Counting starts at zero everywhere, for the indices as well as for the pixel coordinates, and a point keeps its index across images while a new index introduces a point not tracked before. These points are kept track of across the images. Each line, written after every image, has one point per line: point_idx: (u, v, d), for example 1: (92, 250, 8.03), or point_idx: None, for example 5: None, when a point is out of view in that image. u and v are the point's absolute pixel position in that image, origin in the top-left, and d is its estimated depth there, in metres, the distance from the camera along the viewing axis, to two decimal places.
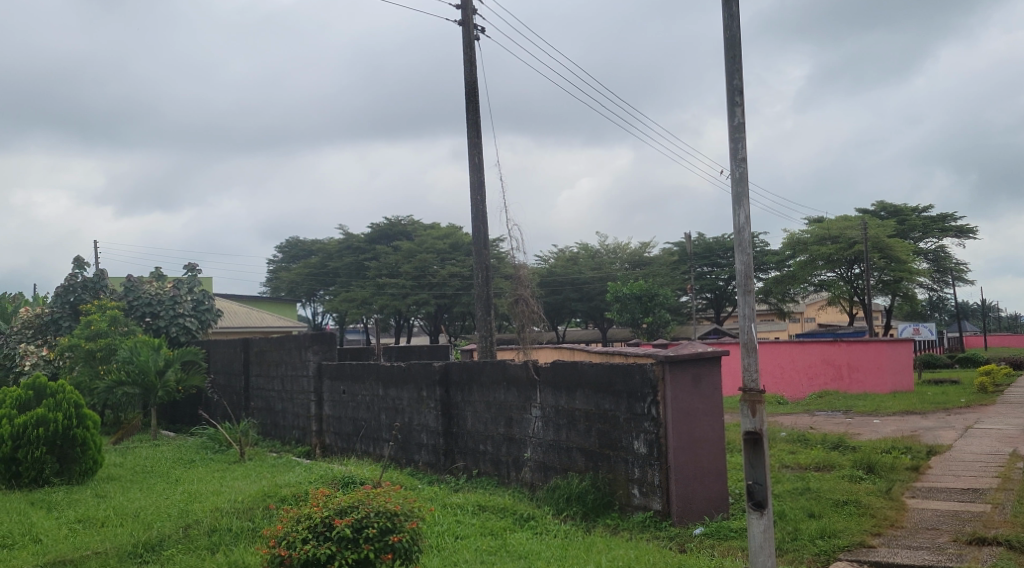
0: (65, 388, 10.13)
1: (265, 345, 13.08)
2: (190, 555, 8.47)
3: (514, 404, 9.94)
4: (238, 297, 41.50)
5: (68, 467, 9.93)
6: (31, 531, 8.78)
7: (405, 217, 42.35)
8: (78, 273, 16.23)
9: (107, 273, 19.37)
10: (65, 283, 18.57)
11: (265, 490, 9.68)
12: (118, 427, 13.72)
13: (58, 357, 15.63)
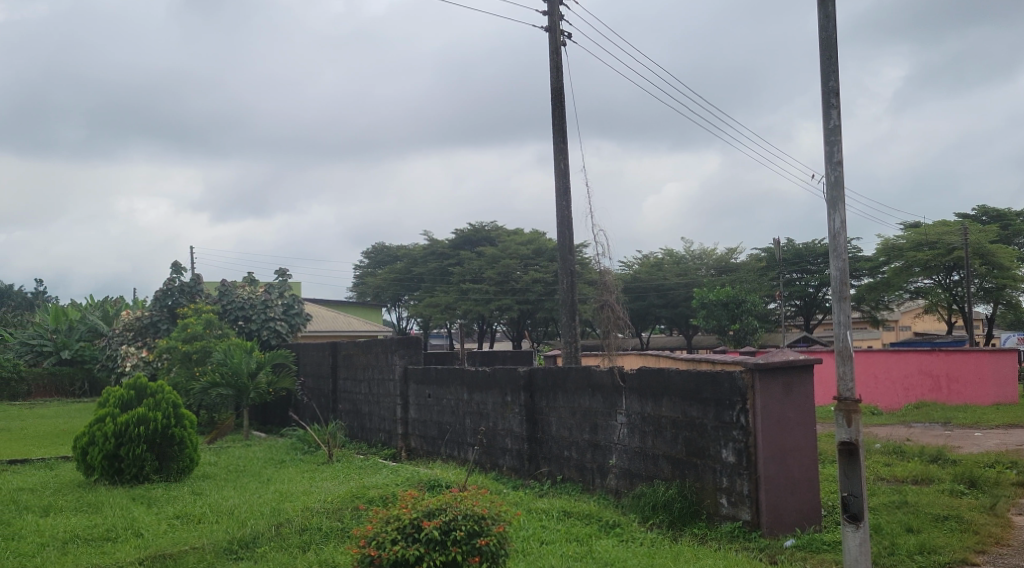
0: (164, 387, 10.51)
1: (353, 349, 13.31)
2: (282, 552, 8.70)
3: (600, 410, 9.88)
4: (326, 301, 42.50)
5: (166, 464, 10.28)
6: (134, 526, 9.13)
7: (489, 223, 42.66)
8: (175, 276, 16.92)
9: (203, 277, 20.00)
10: (164, 287, 19.18)
11: (353, 491, 9.85)
12: (213, 427, 14.14)
13: (157, 358, 16.23)
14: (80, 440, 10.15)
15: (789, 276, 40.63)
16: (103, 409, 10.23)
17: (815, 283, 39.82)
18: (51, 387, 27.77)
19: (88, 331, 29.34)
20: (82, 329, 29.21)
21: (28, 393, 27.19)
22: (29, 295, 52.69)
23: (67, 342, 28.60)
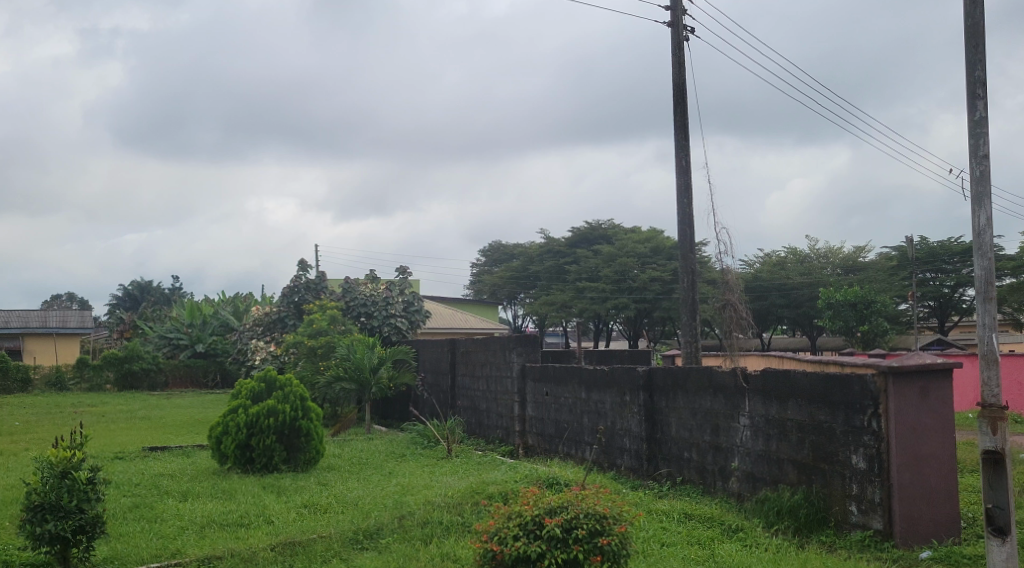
0: (292, 381, 10.90)
1: (472, 346, 13.45)
2: (405, 544, 8.88)
3: (722, 412, 9.67)
4: (447, 300, 42.93)
5: (294, 455, 10.62)
6: (265, 513, 9.49)
7: (606, 221, 42.62)
8: (302, 273, 17.60)
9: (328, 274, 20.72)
10: (291, 283, 19.96)
11: (473, 486, 9.96)
12: (336, 420, 14.57)
13: (284, 352, 16.88)
14: (215, 430, 10.64)
15: (921, 276, 38.88)
16: (236, 401, 10.74)
17: (951, 284, 37.99)
18: (186, 378, 29.11)
19: (220, 326, 30.86)
20: (215, 324, 30.77)
21: (167, 383, 28.58)
22: (168, 290, 55.80)
23: (202, 336, 30.06)
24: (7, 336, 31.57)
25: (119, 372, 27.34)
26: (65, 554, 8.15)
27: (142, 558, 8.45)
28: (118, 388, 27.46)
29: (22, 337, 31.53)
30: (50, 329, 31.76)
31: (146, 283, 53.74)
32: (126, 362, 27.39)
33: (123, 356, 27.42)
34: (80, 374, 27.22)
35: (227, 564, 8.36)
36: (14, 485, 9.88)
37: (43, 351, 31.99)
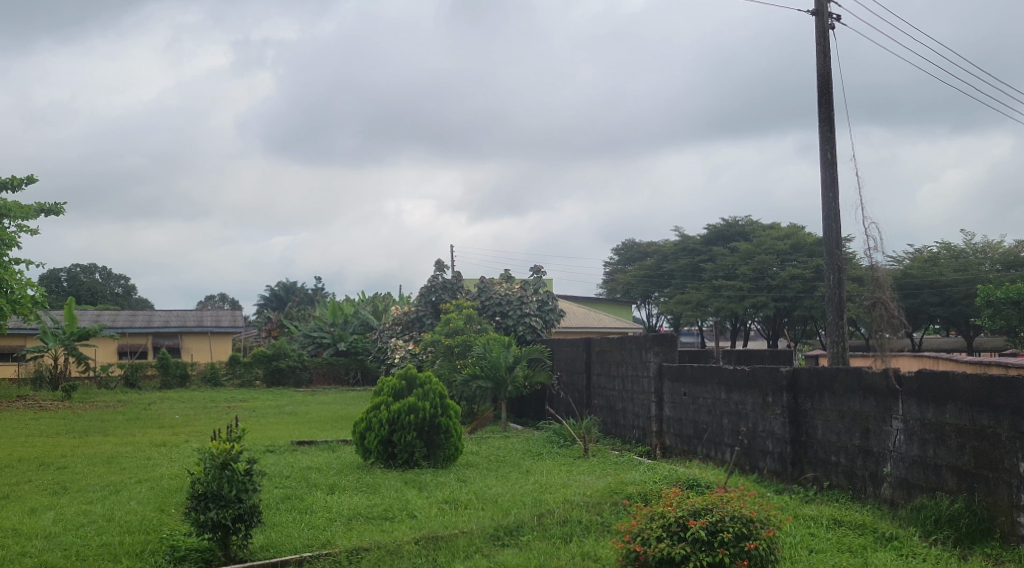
0: (431, 378, 11.14)
1: (607, 345, 13.41)
2: (546, 542, 8.92)
3: (873, 415, 9.21)
4: (580, 299, 42.70)
5: (434, 452, 10.84)
6: (408, 507, 9.72)
7: (743, 218, 41.82)
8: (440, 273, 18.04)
9: (463, 274, 21.17)
10: (429, 283, 20.50)
11: (612, 486, 9.92)
12: (473, 418, 14.79)
13: (421, 351, 17.29)
14: (359, 426, 11.00)
15: None
16: (378, 397, 11.03)
17: None
18: (329, 375, 30.26)
19: (361, 325, 31.92)
20: (356, 323, 31.80)
21: (311, 380, 29.82)
22: (310, 290, 57.83)
23: (343, 335, 31.19)
24: (167, 334, 33.22)
25: (267, 369, 28.82)
26: (225, 540, 8.57)
27: (296, 548, 8.80)
28: (267, 384, 28.93)
29: (180, 335, 33.24)
30: (204, 328, 33.47)
31: (290, 284, 55.54)
32: (274, 360, 28.91)
33: (271, 353, 28.94)
34: (233, 370, 28.52)
35: (375, 556, 8.60)
36: (178, 475, 10.48)
37: (199, 348, 33.64)
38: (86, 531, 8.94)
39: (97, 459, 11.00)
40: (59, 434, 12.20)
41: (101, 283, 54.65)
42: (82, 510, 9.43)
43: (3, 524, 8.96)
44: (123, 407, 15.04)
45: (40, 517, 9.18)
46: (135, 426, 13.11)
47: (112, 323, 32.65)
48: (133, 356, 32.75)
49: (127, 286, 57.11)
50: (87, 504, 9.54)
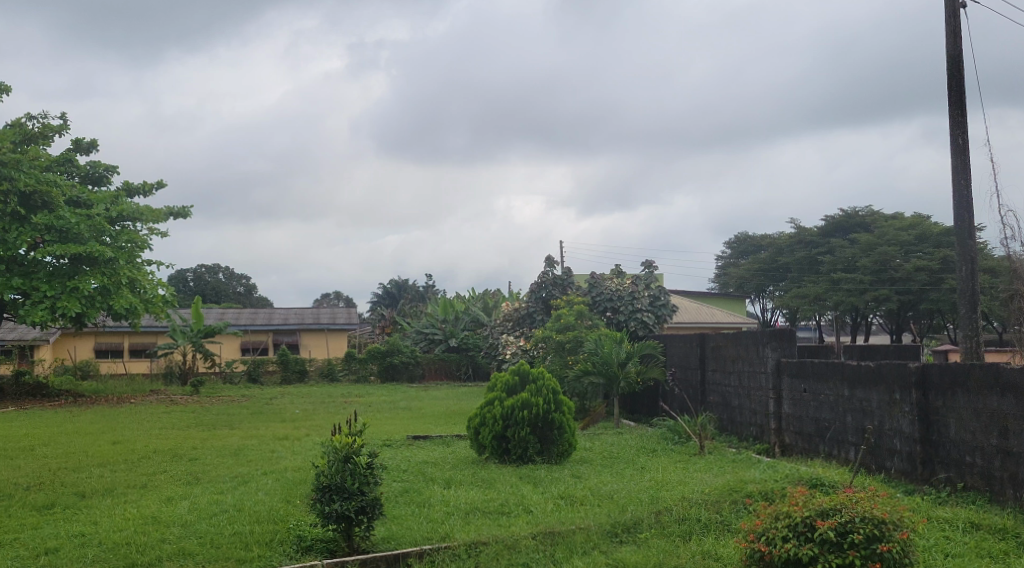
0: (544, 374, 11.17)
1: (722, 341, 13.18)
2: (665, 540, 8.83)
3: (1012, 413, 8.54)
4: (691, 293, 42.07)
5: (548, 448, 10.85)
6: (524, 502, 9.77)
7: (863, 209, 40.82)
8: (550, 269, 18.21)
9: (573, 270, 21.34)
10: (539, 280, 20.77)
11: (731, 484, 9.74)
12: (585, 414, 14.76)
13: (532, 347, 17.42)
14: (474, 421, 11.15)
15: None
16: (491, 394, 11.16)
17: None
18: (442, 371, 30.67)
19: (471, 321, 32.30)
20: (467, 319, 32.09)
21: (423, 376, 30.22)
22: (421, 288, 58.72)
23: (455, 331, 31.59)
24: (286, 332, 34.37)
25: (382, 365, 29.46)
26: (349, 532, 8.77)
27: (416, 540, 8.95)
28: (381, 379, 29.54)
29: (299, 332, 34.34)
30: (321, 325, 34.36)
31: (402, 281, 56.40)
32: (387, 356, 29.52)
33: (385, 350, 29.60)
34: (348, 366, 29.32)
35: (493, 550, 8.66)
36: (301, 467, 10.83)
37: (317, 345, 34.61)
38: (219, 520, 9.31)
39: (225, 451, 11.48)
40: (190, 427, 12.78)
41: (225, 282, 57.14)
42: (214, 500, 9.84)
43: (143, 511, 9.44)
44: (247, 402, 15.65)
45: (175, 505, 9.63)
46: (258, 420, 13.60)
47: (235, 320, 34.07)
48: (256, 352, 34.09)
49: (248, 285, 59.31)
50: (218, 494, 9.96)
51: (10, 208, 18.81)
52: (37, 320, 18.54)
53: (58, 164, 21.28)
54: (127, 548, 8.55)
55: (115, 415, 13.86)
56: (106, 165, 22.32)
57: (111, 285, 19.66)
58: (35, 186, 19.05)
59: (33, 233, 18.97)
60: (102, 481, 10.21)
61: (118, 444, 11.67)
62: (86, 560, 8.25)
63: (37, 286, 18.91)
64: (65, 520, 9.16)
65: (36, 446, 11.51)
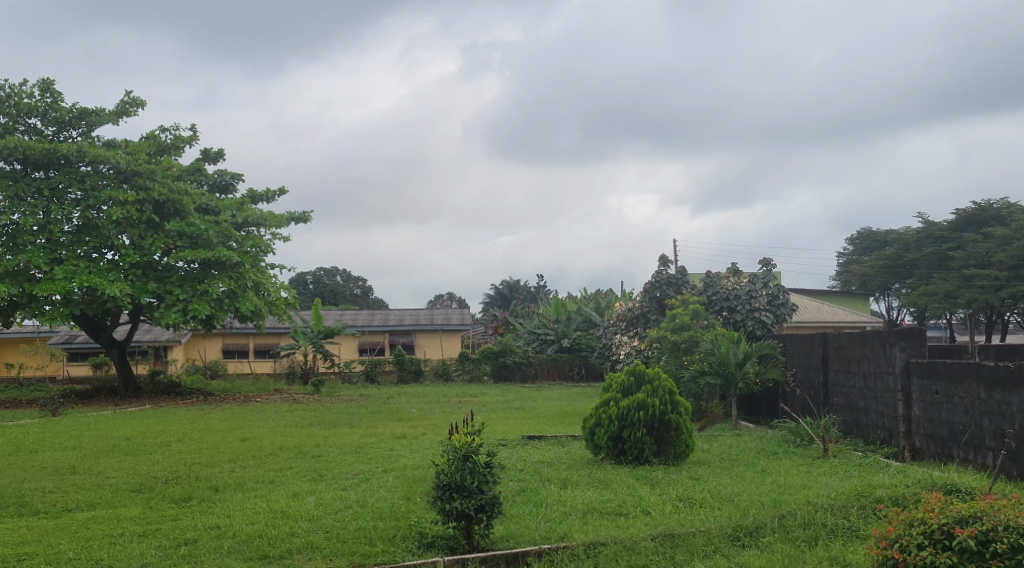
0: (660, 374, 11.05)
1: (846, 340, 12.76)
2: (789, 545, 8.58)
3: None
4: (810, 291, 40.86)
5: (665, 449, 10.74)
6: (642, 504, 9.67)
7: (998, 201, 38.71)
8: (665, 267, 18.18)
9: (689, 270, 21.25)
10: (653, 279, 20.80)
11: (858, 489, 9.41)
12: (701, 415, 14.57)
13: (647, 347, 17.41)
14: (590, 421, 11.16)
15: None
16: (607, 394, 11.13)
17: None
18: (554, 371, 30.63)
19: (584, 322, 32.52)
20: (579, 320, 32.41)
21: (536, 376, 30.25)
22: (533, 288, 58.99)
23: (567, 332, 31.85)
24: (402, 332, 35.19)
25: (495, 365, 29.67)
26: (469, 529, 8.84)
27: (535, 540, 8.97)
28: (494, 379, 29.75)
29: (413, 333, 34.99)
30: (436, 325, 34.89)
31: (513, 282, 56.67)
32: (500, 357, 29.81)
33: (497, 350, 29.92)
34: (462, 366, 29.62)
35: (612, 551, 8.60)
36: (420, 465, 11.05)
37: (432, 346, 35.18)
38: (344, 515, 9.58)
39: (347, 449, 11.83)
40: (313, 425, 13.22)
41: (343, 284, 58.97)
42: (338, 496, 10.13)
43: (273, 506, 9.80)
44: (366, 401, 16.07)
45: (302, 500, 9.97)
46: (377, 418, 13.96)
47: (352, 321, 35.07)
48: (372, 353, 34.93)
49: (364, 287, 60.88)
50: (341, 490, 10.25)
51: (145, 216, 19.88)
52: (170, 322, 19.52)
53: (188, 173, 22.37)
54: (259, 541, 8.89)
55: (243, 413, 14.46)
56: (232, 173, 23.29)
57: (237, 289, 20.48)
58: (168, 195, 20.07)
59: (166, 239, 19.98)
60: (233, 476, 10.66)
61: (247, 441, 12.16)
62: (222, 550, 8.62)
63: (171, 290, 19.89)
64: (201, 512, 9.60)
65: (172, 442, 12.13)
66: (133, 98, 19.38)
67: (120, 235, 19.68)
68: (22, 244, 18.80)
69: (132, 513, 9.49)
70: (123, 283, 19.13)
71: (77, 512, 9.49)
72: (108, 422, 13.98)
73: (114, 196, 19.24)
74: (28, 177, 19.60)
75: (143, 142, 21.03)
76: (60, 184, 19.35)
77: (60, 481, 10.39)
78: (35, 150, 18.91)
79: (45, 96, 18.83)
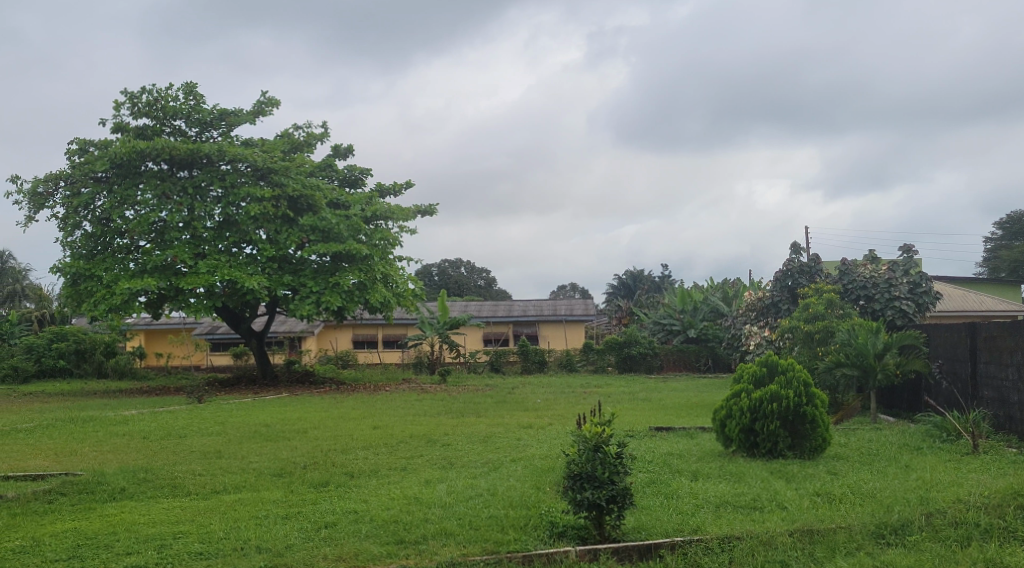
0: (795, 365, 10.74)
1: (997, 330, 12.06)
2: (939, 544, 8.16)
3: None
4: (954, 278, 38.76)
5: (800, 442, 10.46)
6: (777, 498, 9.41)
7: None
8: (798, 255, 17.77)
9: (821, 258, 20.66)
10: (784, 267, 20.30)
11: (1015, 488, 8.86)
12: (837, 407, 14.14)
13: (779, 337, 17.05)
14: (720, 413, 10.99)
15: None
16: (738, 385, 10.92)
17: None
18: (680, 362, 30.31)
19: (710, 312, 31.61)
20: (706, 310, 31.54)
21: (661, 366, 30.10)
22: (658, 279, 58.14)
23: (693, 322, 31.00)
24: (526, 323, 35.47)
25: (619, 356, 29.63)
26: (600, 520, 8.77)
27: (668, 532, 8.82)
28: (619, 370, 29.71)
29: (537, 324, 35.20)
30: (559, 316, 34.86)
31: (638, 272, 56.08)
32: (625, 347, 29.65)
33: (622, 340, 29.76)
34: (587, 356, 29.79)
35: (748, 545, 8.37)
36: (548, 455, 11.10)
37: (556, 336, 35.23)
38: (475, 503, 9.71)
39: (475, 438, 12.00)
40: (441, 414, 13.48)
41: (467, 276, 60.09)
42: (468, 484, 10.29)
43: (406, 492, 10.03)
44: (491, 391, 16.27)
45: (434, 488, 10.16)
46: (502, 408, 14.12)
47: (477, 313, 35.68)
48: (498, 343, 35.55)
49: (489, 279, 61.55)
50: (472, 479, 10.40)
51: (280, 212, 20.68)
52: (304, 314, 20.30)
53: (320, 169, 23.14)
54: (395, 526, 9.11)
55: (373, 401, 14.89)
56: (361, 168, 23.98)
57: (367, 281, 21.11)
58: (301, 191, 20.79)
59: (300, 234, 20.80)
60: (367, 463, 10.98)
61: (378, 429, 12.50)
62: (361, 534, 8.88)
63: (305, 282, 20.67)
64: (338, 497, 9.93)
65: (308, 429, 12.60)
66: (268, 98, 20.13)
67: (257, 230, 20.60)
68: (170, 240, 19.99)
69: (274, 496, 9.90)
70: (260, 276, 19.98)
71: (224, 494, 9.96)
72: (248, 410, 14.64)
73: (252, 193, 20.08)
74: (174, 176, 20.72)
75: (278, 141, 21.87)
76: (203, 182, 20.34)
77: (208, 464, 10.94)
78: (180, 151, 19.87)
79: (188, 98, 19.79)
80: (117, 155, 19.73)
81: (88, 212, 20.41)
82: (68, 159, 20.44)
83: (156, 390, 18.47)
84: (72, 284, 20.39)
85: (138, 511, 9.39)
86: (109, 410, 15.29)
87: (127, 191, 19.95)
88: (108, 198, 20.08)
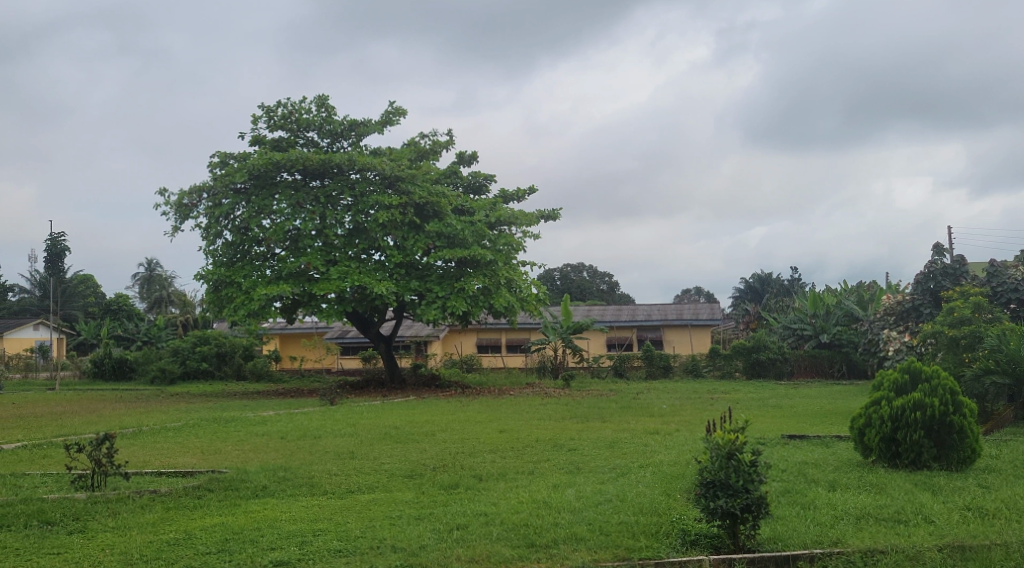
0: (940, 372, 10.23)
1: None
2: None
3: None
4: None
5: (945, 453, 10.00)
6: (924, 512, 8.96)
7: None
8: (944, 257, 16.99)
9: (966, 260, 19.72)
10: (925, 269, 19.47)
11: None
12: (988, 417, 13.42)
13: (922, 343, 16.35)
14: (858, 421, 10.64)
15: None
16: (878, 392, 10.52)
17: None
18: (813, 368, 29.39)
19: (844, 316, 30.50)
20: (839, 314, 30.49)
21: (792, 372, 29.25)
22: (786, 281, 56.38)
23: (826, 327, 29.98)
24: (651, 327, 35.15)
25: (748, 361, 28.95)
26: (734, 529, 8.54)
27: (806, 543, 8.51)
28: (747, 376, 29.07)
29: (662, 329, 34.86)
30: (685, 321, 34.47)
31: (765, 275, 54.64)
32: (754, 352, 28.91)
33: (751, 346, 29.04)
34: (714, 362, 29.45)
35: (894, 560, 7.99)
36: (678, 462, 10.96)
37: (681, 341, 34.88)
38: (605, 509, 9.65)
39: (602, 443, 11.97)
40: (566, 419, 13.54)
41: (590, 280, 60.06)
42: (598, 489, 10.26)
43: (535, 496, 10.07)
44: (616, 395, 16.23)
45: (563, 492, 10.17)
46: (628, 414, 14.04)
47: (600, 317, 35.61)
48: (622, 348, 35.40)
49: (611, 283, 61.27)
50: (600, 484, 10.37)
51: (408, 219, 21.14)
52: (430, 319, 20.73)
53: (445, 176, 23.56)
54: (526, 530, 9.15)
55: (499, 406, 15.07)
56: (484, 174, 24.28)
57: (491, 286, 21.27)
58: (427, 198, 21.17)
59: (427, 240, 21.35)
60: (495, 466, 11.09)
61: (503, 433, 12.65)
62: (493, 537, 8.97)
63: (431, 288, 21.11)
64: (470, 498, 10.08)
65: (436, 432, 12.86)
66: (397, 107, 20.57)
67: (385, 237, 21.18)
68: (303, 247, 20.78)
69: (406, 497, 10.12)
70: (389, 281, 20.51)
71: (359, 494, 10.24)
72: (380, 412, 15.05)
73: (380, 201, 20.63)
74: (306, 186, 21.50)
75: (405, 149, 22.41)
76: (335, 191, 21.10)
77: (343, 464, 11.31)
78: (313, 161, 20.62)
79: (320, 110, 20.48)
80: (256, 167, 20.64)
81: (227, 221, 21.46)
82: (210, 171, 21.46)
83: (292, 392, 19.14)
84: (213, 291, 21.41)
85: (278, 509, 9.76)
86: (248, 411, 16.00)
87: (263, 201, 20.79)
88: (246, 208, 21.06)
